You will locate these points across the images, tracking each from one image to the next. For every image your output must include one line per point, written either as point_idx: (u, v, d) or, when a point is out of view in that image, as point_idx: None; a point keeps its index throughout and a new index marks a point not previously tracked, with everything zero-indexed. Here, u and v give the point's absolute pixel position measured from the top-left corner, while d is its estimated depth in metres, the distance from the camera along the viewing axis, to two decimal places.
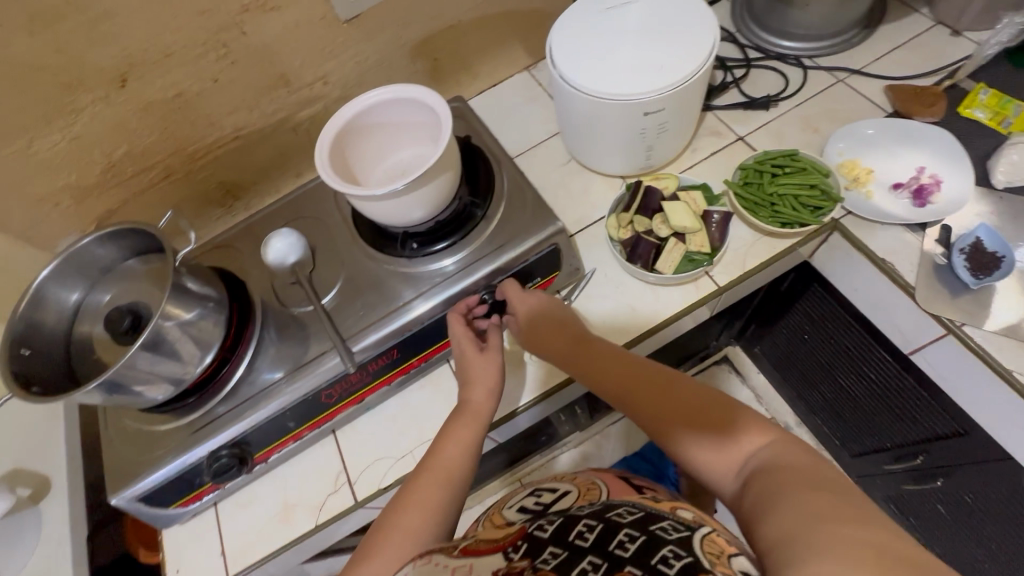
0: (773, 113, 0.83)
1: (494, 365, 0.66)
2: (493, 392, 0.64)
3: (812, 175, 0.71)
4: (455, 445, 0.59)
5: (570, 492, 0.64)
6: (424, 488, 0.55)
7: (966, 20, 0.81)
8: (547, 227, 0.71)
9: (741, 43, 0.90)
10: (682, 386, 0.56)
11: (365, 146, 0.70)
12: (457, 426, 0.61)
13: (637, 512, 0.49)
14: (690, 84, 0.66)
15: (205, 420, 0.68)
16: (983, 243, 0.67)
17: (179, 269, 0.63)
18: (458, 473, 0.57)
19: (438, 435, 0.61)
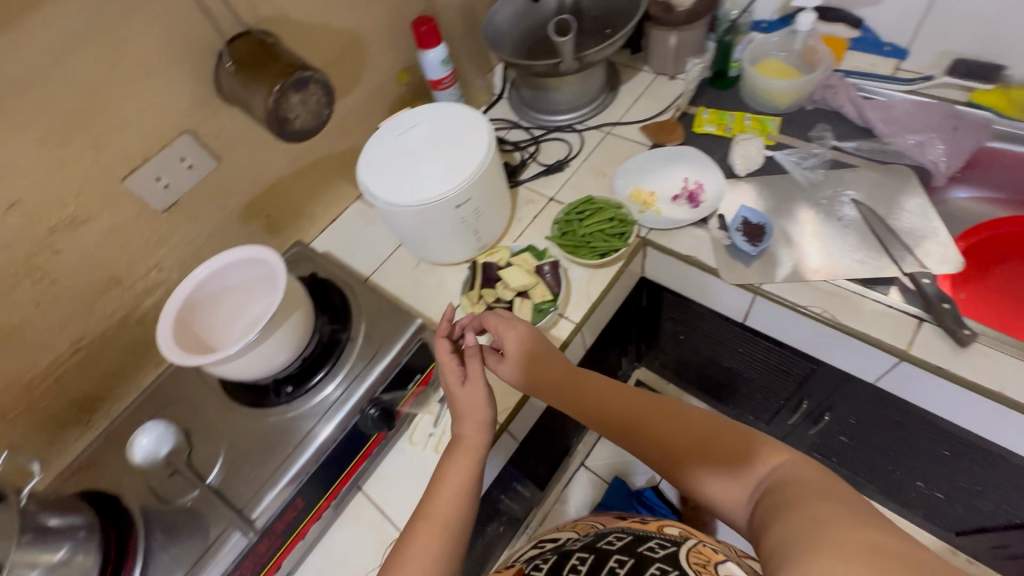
0: (568, 171, 0.99)
1: (476, 393, 0.65)
2: (483, 425, 0.64)
3: (607, 210, 0.85)
4: (450, 491, 0.59)
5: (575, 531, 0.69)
6: (418, 546, 0.54)
7: (672, 66, 1.06)
8: (409, 326, 0.76)
9: (526, 127, 1.08)
10: (693, 415, 0.60)
11: (210, 316, 0.72)
12: (451, 464, 0.61)
13: (625, 537, 0.58)
14: (482, 172, 0.78)
15: None
16: (750, 219, 0.84)
17: (33, 510, 0.58)
18: (454, 520, 0.56)
19: (433, 476, 0.61)
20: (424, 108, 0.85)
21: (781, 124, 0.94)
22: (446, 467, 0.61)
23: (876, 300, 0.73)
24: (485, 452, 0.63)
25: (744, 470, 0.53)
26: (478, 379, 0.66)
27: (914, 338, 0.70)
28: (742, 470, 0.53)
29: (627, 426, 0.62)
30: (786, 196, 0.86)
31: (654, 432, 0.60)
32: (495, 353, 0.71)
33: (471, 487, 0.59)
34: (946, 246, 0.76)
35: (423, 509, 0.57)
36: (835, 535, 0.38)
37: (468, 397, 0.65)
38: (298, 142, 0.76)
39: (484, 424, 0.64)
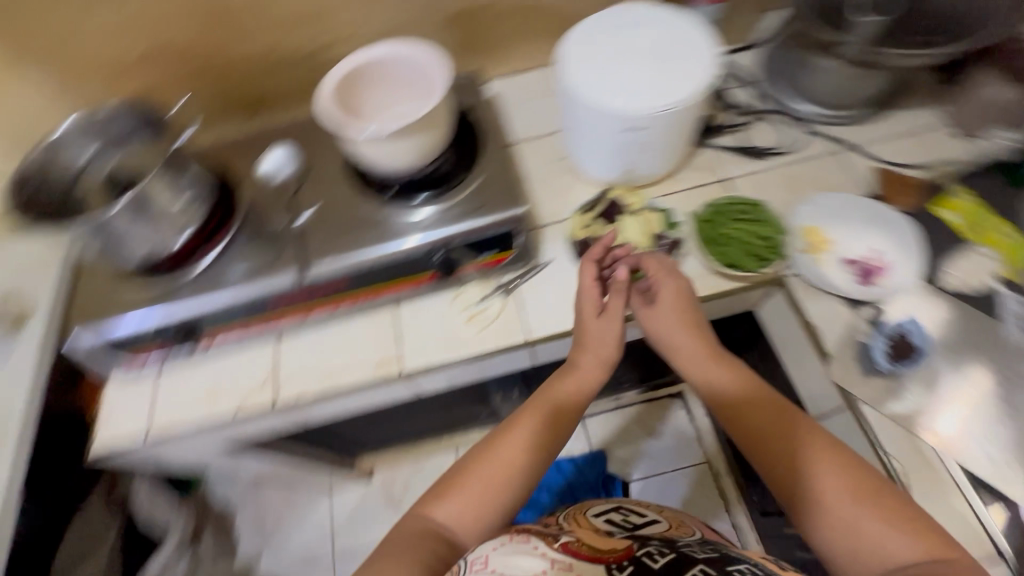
0: (762, 164, 0.86)
1: (610, 329, 0.73)
2: (597, 360, 0.74)
3: (765, 228, 0.76)
4: (552, 409, 0.72)
5: (661, 523, 0.99)
6: (506, 450, 0.70)
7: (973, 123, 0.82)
8: (512, 208, 0.77)
9: (758, 91, 0.92)
10: (834, 461, 0.60)
11: (368, 93, 0.77)
12: (540, 400, 0.73)
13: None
14: (673, 112, 0.70)
15: (167, 292, 0.76)
16: (911, 336, 0.70)
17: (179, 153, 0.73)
18: (551, 436, 0.71)
19: (532, 397, 0.74)
20: (663, 11, 0.75)
21: None
22: (539, 403, 0.73)
23: (968, 502, 0.65)
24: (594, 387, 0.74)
25: (867, 535, 0.55)
26: (617, 326, 0.73)
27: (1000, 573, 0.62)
28: (868, 532, 0.55)
29: (750, 437, 0.66)
30: (974, 343, 0.70)
31: (778, 452, 0.63)
32: (637, 296, 0.75)
33: (574, 410, 0.73)
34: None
35: (528, 413, 0.72)
36: None
37: (587, 348, 0.74)
38: None
39: (600, 363, 0.73)
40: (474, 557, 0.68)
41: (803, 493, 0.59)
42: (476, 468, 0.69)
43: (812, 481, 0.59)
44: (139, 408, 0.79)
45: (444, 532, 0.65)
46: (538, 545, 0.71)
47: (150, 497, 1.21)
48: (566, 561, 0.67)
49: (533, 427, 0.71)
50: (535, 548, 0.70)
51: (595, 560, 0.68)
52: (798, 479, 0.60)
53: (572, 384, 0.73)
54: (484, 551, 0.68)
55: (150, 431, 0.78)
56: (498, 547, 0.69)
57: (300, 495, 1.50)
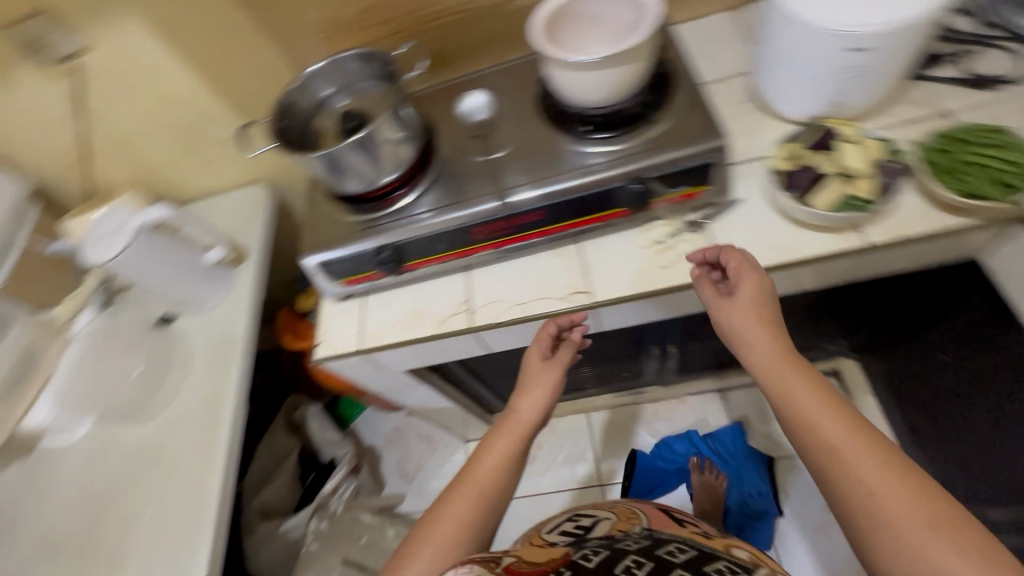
0: (994, 96, 0.78)
1: (545, 378, 0.79)
2: (536, 405, 0.77)
3: (1013, 153, 0.66)
4: (491, 461, 0.73)
5: (611, 516, 1.02)
6: (453, 506, 0.69)
7: None
8: (709, 141, 0.75)
9: (984, 21, 0.83)
10: (828, 440, 0.55)
11: (568, 29, 0.77)
12: (496, 440, 0.75)
13: (682, 556, 0.79)
14: (908, 30, 0.66)
15: (379, 222, 0.85)
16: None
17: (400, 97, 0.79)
18: (488, 488, 0.71)
19: (478, 447, 0.75)
20: None
21: None
22: (472, 471, 0.72)
23: None
24: (525, 434, 0.77)
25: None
26: (541, 393, 0.77)
27: None
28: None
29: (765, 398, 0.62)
30: None
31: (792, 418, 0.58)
32: (709, 287, 0.70)
33: (513, 464, 0.74)
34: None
35: (467, 479, 0.72)
36: None
37: (528, 396, 0.78)
38: None
39: (536, 405, 0.77)
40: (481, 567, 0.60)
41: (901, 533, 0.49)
42: (443, 514, 0.69)
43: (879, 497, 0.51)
44: (353, 327, 0.89)
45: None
46: (490, 567, 0.60)
47: (320, 427, 1.39)
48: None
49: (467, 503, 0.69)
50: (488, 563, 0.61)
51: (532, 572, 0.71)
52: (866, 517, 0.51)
53: (504, 443, 0.75)
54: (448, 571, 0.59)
55: (362, 348, 0.87)
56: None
57: (438, 444, 1.59)
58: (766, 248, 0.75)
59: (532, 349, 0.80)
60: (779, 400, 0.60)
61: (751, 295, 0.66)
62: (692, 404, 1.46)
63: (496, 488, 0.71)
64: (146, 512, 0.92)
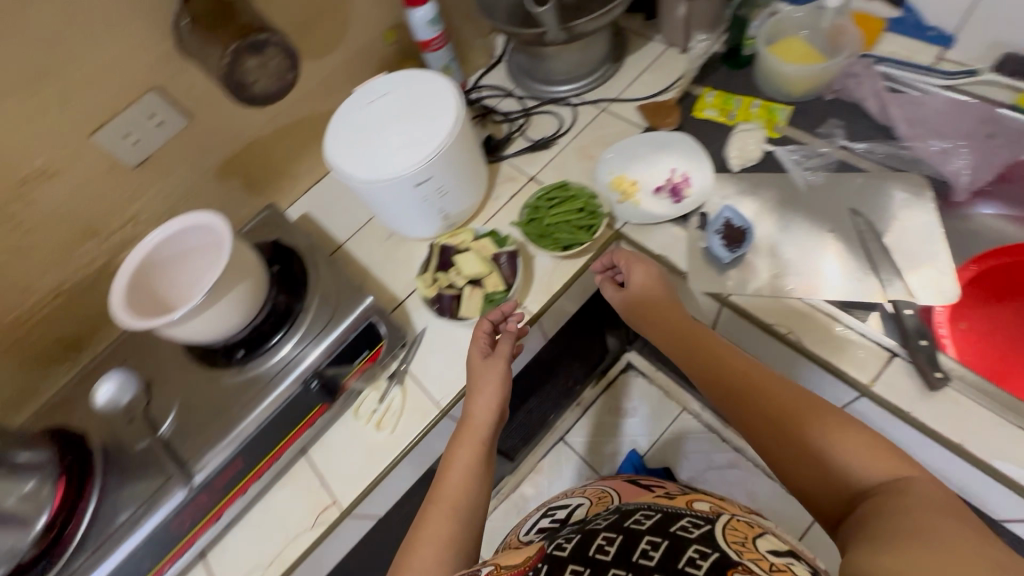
0: (554, 150, 0.95)
1: (495, 368, 0.67)
2: (490, 405, 0.66)
3: (578, 199, 0.79)
4: (458, 472, 0.62)
5: (586, 503, 0.82)
6: (431, 528, 0.58)
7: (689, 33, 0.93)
8: (357, 306, 0.77)
9: (519, 97, 1.03)
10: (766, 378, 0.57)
11: (163, 285, 0.73)
12: (458, 448, 0.64)
13: (654, 517, 0.61)
14: (448, 149, 0.76)
15: None
16: (732, 222, 0.77)
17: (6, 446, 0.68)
18: (461, 501, 0.60)
19: (443, 459, 0.65)
20: (402, 72, 0.83)
21: (792, 114, 0.85)
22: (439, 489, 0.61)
23: (847, 326, 0.67)
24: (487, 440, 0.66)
25: (899, 508, 0.43)
26: (494, 391, 0.66)
27: (880, 373, 0.64)
28: (895, 497, 0.44)
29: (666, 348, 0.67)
30: (782, 196, 0.79)
31: (705, 368, 0.61)
32: (611, 285, 0.74)
33: (483, 474, 0.63)
34: (928, 271, 0.69)
35: (437, 499, 0.60)
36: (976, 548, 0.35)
37: (480, 397, 0.66)
38: (260, 104, 0.74)
39: (491, 406, 0.66)
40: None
41: (824, 445, 0.51)
42: (424, 531, 0.57)
43: (810, 417, 0.53)
44: None
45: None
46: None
47: None
48: None
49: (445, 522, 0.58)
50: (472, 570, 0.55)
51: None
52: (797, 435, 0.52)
53: (467, 453, 0.64)
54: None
55: None
56: None
57: None
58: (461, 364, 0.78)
59: (474, 346, 0.69)
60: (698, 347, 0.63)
61: (648, 278, 0.71)
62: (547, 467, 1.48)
63: (472, 501, 0.60)
64: None
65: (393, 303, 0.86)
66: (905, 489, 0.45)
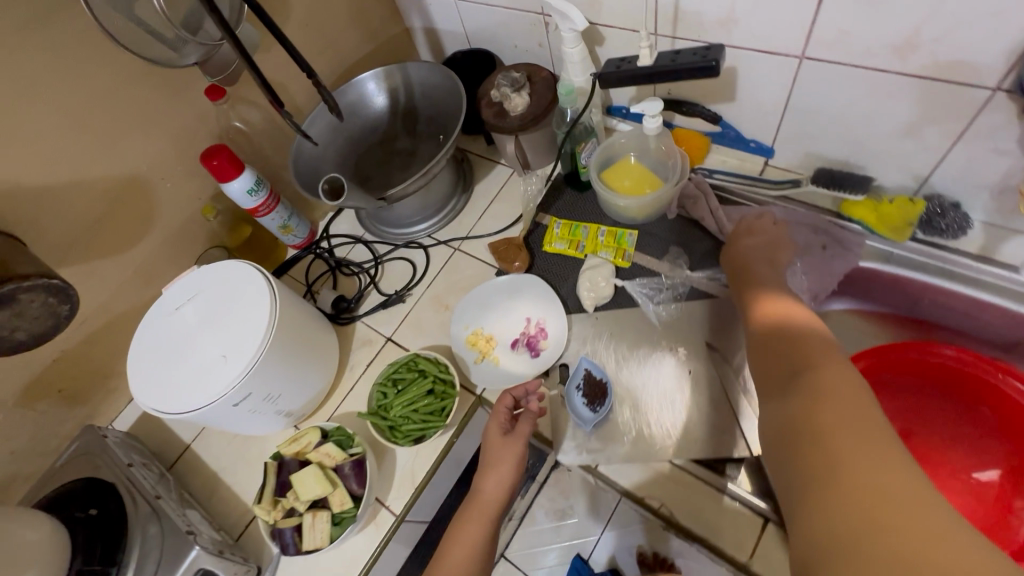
0: (409, 302, 0.89)
1: (511, 453, 0.65)
2: (502, 485, 0.64)
3: (425, 379, 0.72)
4: (459, 553, 0.59)
5: None
6: None
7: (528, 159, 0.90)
8: (185, 555, 0.66)
9: (369, 242, 0.97)
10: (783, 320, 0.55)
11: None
12: (466, 523, 0.62)
13: None
14: (266, 358, 0.68)
15: None
16: (591, 375, 0.73)
17: None
18: None
19: (445, 533, 0.62)
20: (212, 263, 0.74)
21: (639, 239, 0.82)
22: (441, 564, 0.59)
23: (718, 489, 0.63)
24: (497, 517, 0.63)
25: (825, 419, 0.39)
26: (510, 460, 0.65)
27: (757, 547, 0.59)
28: (816, 397, 0.41)
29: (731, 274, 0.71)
30: (638, 336, 0.75)
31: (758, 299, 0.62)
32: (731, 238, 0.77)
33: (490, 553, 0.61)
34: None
35: (437, 571, 0.58)
36: (853, 477, 0.35)
37: (491, 475, 0.64)
38: (28, 347, 0.64)
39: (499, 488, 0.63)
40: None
41: (773, 375, 0.48)
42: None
43: (796, 343, 0.50)
44: None
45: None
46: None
47: None
48: None
49: None
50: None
51: None
52: (786, 363, 0.48)
53: (474, 530, 0.61)
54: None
55: None
56: None
57: None
58: None
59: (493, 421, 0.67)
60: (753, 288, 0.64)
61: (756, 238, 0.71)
62: None
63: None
64: None
65: (244, 520, 0.76)
66: (811, 386, 0.43)
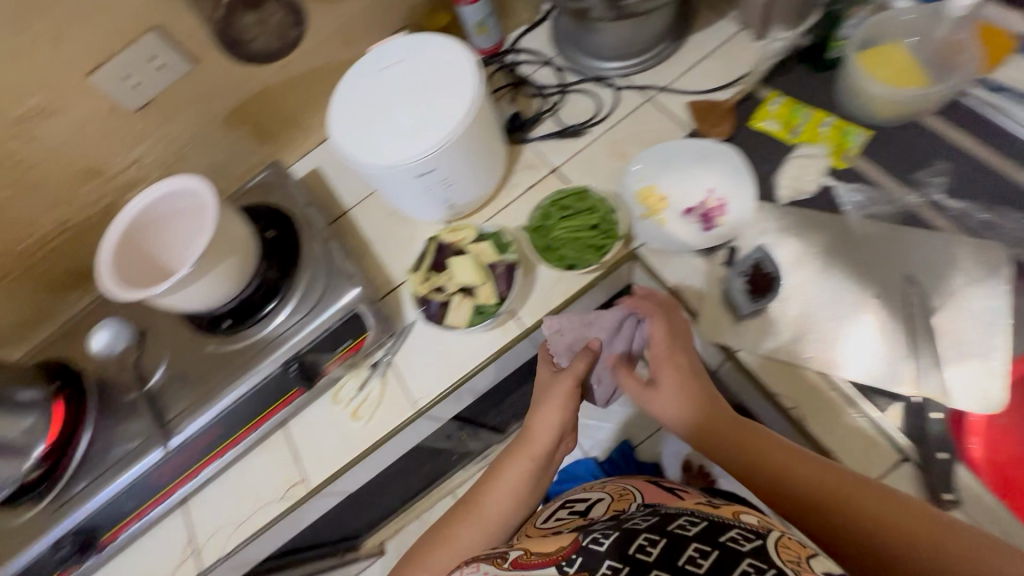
0: (584, 140, 0.85)
1: (552, 416, 0.68)
2: (551, 426, 0.68)
3: (594, 215, 0.71)
4: (501, 488, 0.67)
5: (606, 499, 0.72)
6: (495, 495, 0.67)
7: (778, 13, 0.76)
8: (345, 295, 0.74)
9: (558, 68, 0.91)
10: (869, 510, 0.49)
11: (144, 249, 0.70)
12: (516, 464, 0.68)
13: (699, 522, 0.51)
14: (455, 142, 0.68)
15: (61, 501, 0.72)
16: (762, 266, 0.69)
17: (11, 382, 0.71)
18: (517, 497, 0.67)
19: (489, 474, 0.70)
20: (424, 36, 0.72)
21: (868, 142, 0.71)
22: (488, 487, 0.68)
23: (863, 413, 0.60)
24: (548, 457, 0.68)
25: None
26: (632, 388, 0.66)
27: (882, 478, 0.58)
28: None
29: (756, 453, 0.56)
30: (829, 243, 0.68)
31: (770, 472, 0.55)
32: (662, 327, 0.64)
33: (525, 489, 0.68)
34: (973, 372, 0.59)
35: (470, 506, 0.67)
36: None
37: (541, 416, 0.68)
38: None
39: (549, 431, 0.68)
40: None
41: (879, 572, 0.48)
42: (455, 531, 0.65)
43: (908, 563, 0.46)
44: None
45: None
46: (495, 568, 0.51)
47: None
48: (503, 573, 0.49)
49: (504, 503, 0.67)
50: (488, 567, 0.51)
51: (545, 566, 0.49)
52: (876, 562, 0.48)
53: (514, 472, 0.68)
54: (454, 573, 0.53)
55: None
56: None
57: None
58: (445, 370, 0.76)
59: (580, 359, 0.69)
60: (770, 464, 0.55)
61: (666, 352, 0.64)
62: None
63: (526, 489, 0.68)
64: None
65: (388, 287, 0.83)
66: None
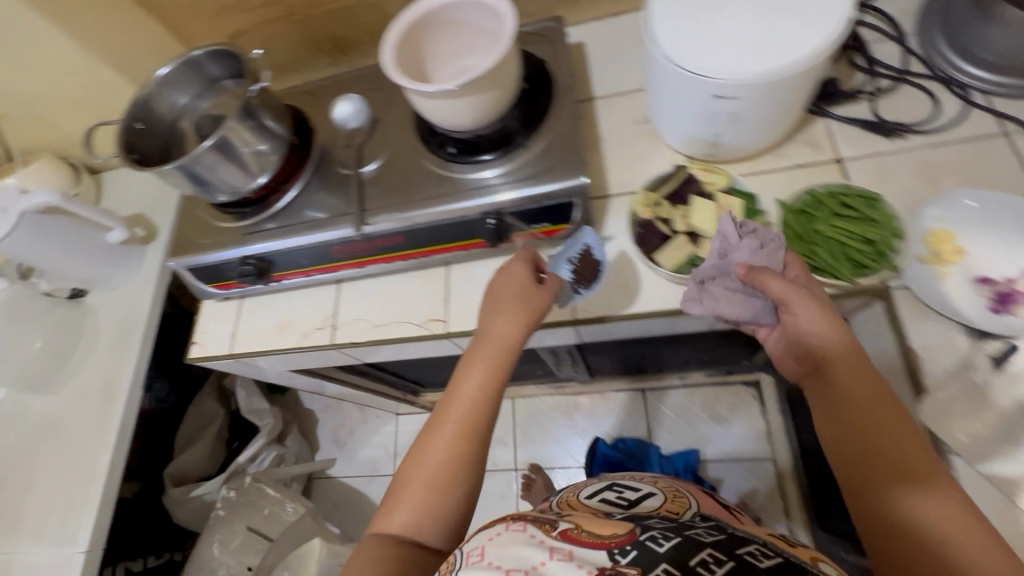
0: (893, 144, 0.71)
1: (514, 284, 0.65)
2: (509, 330, 0.62)
3: (878, 230, 0.61)
4: (468, 390, 0.60)
5: (658, 495, 0.76)
6: (434, 442, 0.59)
7: None
8: (571, 179, 0.69)
9: (906, 49, 0.75)
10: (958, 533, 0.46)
11: (427, 47, 0.72)
12: (478, 358, 0.61)
13: (773, 556, 0.50)
14: (778, 80, 0.59)
15: (253, 230, 0.82)
16: (589, 251, 0.73)
17: (260, 105, 0.76)
18: (471, 427, 0.59)
19: (460, 363, 0.63)
20: None
21: None
22: (447, 408, 0.60)
23: None
24: (511, 365, 0.63)
25: None
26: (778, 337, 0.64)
27: None
28: None
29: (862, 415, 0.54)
30: None
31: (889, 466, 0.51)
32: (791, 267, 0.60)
33: (491, 396, 0.60)
34: None
35: (443, 419, 0.60)
36: None
37: (500, 320, 0.63)
38: None
39: (522, 328, 0.62)
40: (470, 551, 0.51)
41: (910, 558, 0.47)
42: (414, 471, 0.58)
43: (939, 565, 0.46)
44: (227, 331, 0.89)
45: (423, 547, 0.57)
46: (542, 536, 0.52)
47: (246, 398, 1.41)
48: (568, 549, 0.49)
49: (444, 440, 0.58)
50: (537, 533, 0.52)
51: (596, 548, 0.50)
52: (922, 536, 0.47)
53: (479, 373, 0.60)
54: (483, 541, 0.52)
55: (234, 352, 0.87)
56: (496, 537, 0.52)
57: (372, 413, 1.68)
58: (616, 294, 0.72)
59: (514, 269, 0.65)
60: (850, 396, 0.55)
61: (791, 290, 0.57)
62: (616, 401, 1.49)
63: (487, 423, 0.60)
64: (42, 482, 0.98)
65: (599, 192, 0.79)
66: None
